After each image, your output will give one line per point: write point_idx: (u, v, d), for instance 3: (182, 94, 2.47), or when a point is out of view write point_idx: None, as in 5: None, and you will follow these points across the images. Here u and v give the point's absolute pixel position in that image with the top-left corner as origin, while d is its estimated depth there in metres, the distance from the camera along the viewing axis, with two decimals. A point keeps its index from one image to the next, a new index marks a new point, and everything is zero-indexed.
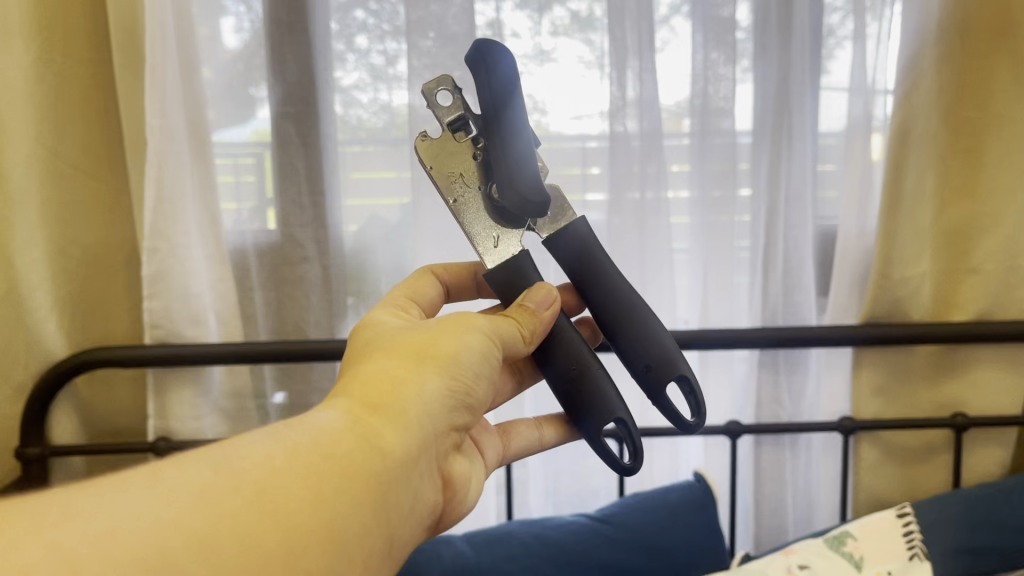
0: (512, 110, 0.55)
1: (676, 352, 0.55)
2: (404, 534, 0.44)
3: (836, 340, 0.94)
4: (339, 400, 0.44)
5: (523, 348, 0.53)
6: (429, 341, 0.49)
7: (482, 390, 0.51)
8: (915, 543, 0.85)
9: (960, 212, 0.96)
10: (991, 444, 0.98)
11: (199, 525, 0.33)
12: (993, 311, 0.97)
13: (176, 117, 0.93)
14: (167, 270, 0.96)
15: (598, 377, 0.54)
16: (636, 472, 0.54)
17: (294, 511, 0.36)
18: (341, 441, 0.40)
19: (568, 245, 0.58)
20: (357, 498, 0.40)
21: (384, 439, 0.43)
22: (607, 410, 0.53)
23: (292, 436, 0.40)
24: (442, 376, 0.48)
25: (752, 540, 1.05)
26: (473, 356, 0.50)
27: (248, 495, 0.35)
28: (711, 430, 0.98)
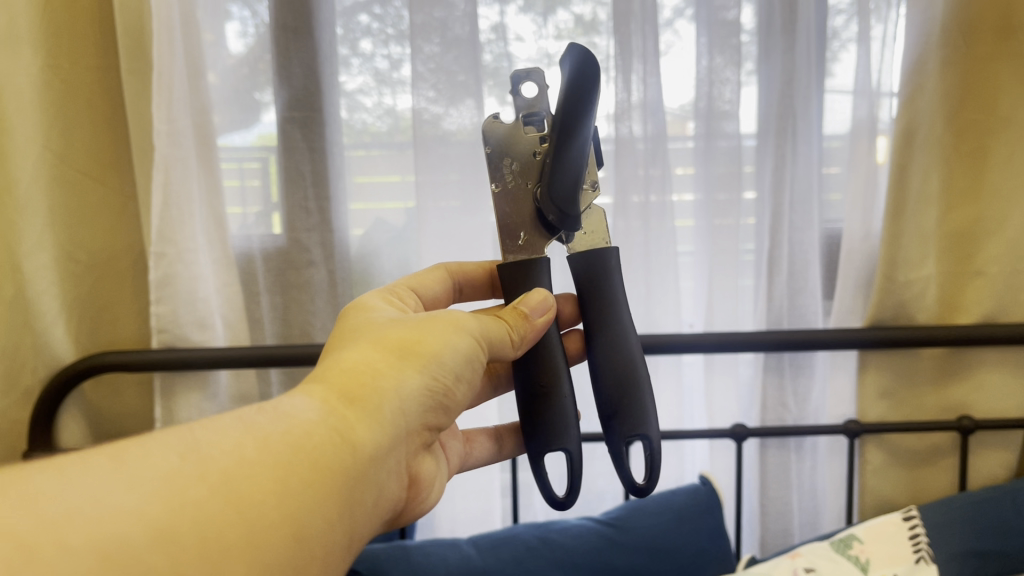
0: (584, 125, 0.55)
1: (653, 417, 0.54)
2: (365, 530, 0.44)
3: (841, 342, 0.93)
4: (315, 388, 0.44)
5: (510, 351, 0.53)
6: (415, 337, 0.50)
7: (461, 389, 0.52)
8: (921, 547, 0.85)
9: (965, 214, 0.96)
10: (997, 448, 0.98)
11: (161, 510, 0.32)
12: (999, 313, 0.97)
13: (182, 121, 0.93)
14: (174, 275, 0.95)
15: (562, 401, 0.54)
16: (565, 509, 0.53)
17: (260, 501, 0.36)
18: (313, 434, 0.41)
19: (580, 261, 0.58)
20: (325, 492, 0.39)
21: (355, 433, 0.43)
22: (556, 439, 0.53)
23: (265, 425, 0.40)
24: (423, 374, 0.49)
25: (757, 544, 1.05)
26: (456, 357, 0.51)
27: (214, 484, 0.35)
28: (716, 433, 0.99)
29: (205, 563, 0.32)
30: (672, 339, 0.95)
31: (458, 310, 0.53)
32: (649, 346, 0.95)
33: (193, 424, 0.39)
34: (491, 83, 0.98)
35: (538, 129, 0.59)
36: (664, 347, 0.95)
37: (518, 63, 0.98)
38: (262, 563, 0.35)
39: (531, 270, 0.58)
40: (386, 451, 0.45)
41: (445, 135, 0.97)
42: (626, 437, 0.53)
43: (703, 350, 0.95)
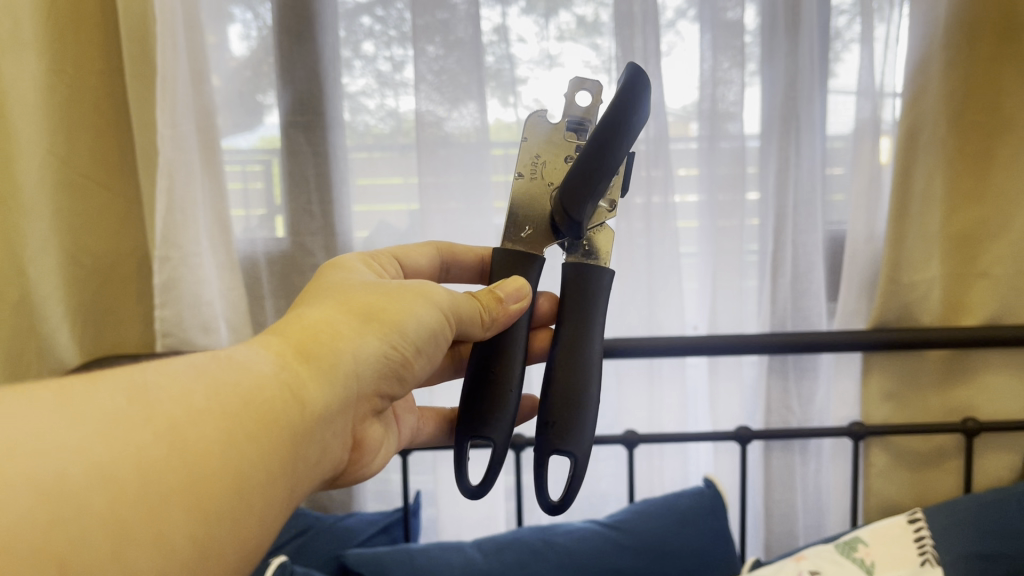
0: (617, 139, 0.53)
1: (589, 441, 0.49)
2: (303, 490, 0.43)
3: (845, 344, 0.93)
4: (271, 341, 0.44)
5: (479, 331, 0.52)
6: (382, 304, 0.49)
7: (421, 362, 0.51)
8: (926, 549, 0.85)
9: (969, 215, 0.96)
10: (1004, 450, 0.98)
11: (104, 450, 0.32)
12: (1004, 315, 0.96)
13: (186, 126, 0.93)
14: (179, 278, 0.95)
15: (506, 393, 0.51)
16: (473, 500, 0.50)
17: (205, 451, 0.35)
18: (264, 389, 0.40)
19: (573, 271, 0.56)
20: (270, 447, 0.39)
21: (306, 391, 0.42)
22: (484, 425, 0.50)
23: (217, 375, 0.39)
24: (384, 340, 0.48)
25: (762, 546, 1.05)
26: (421, 327, 0.50)
27: (160, 428, 0.34)
28: (721, 436, 0.98)
29: (144, 506, 0.32)
30: (677, 342, 0.95)
31: (434, 283, 0.53)
32: (653, 348, 0.95)
33: (145, 366, 0.38)
34: (494, 84, 0.98)
35: (578, 137, 0.58)
36: (668, 349, 0.95)
37: (520, 64, 0.98)
38: (200, 514, 0.34)
39: (522, 265, 0.57)
40: (334, 412, 0.45)
41: (448, 137, 0.97)
42: (548, 448, 0.49)
43: (708, 352, 0.95)
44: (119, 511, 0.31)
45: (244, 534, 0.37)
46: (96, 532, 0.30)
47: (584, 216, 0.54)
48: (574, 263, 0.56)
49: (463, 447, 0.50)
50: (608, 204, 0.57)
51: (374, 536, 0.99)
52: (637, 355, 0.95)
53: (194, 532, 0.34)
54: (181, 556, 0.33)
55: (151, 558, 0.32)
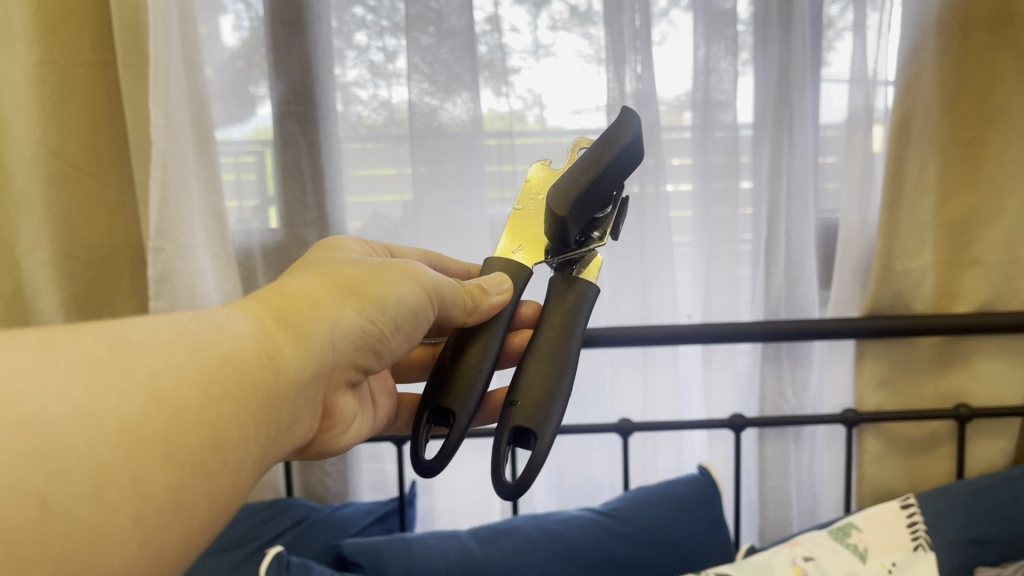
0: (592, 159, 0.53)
1: (552, 428, 0.46)
2: (278, 450, 0.44)
3: (838, 332, 0.94)
4: (251, 305, 0.44)
5: (461, 316, 0.52)
6: (364, 279, 0.49)
7: (398, 339, 0.51)
8: (919, 534, 0.85)
9: (962, 202, 0.96)
10: (995, 436, 0.98)
11: (84, 394, 0.32)
12: (995, 302, 0.97)
13: (180, 116, 0.92)
14: (173, 270, 0.94)
15: (471, 372, 0.50)
16: (425, 477, 0.47)
17: (184, 405, 0.35)
18: (242, 349, 0.40)
19: (561, 283, 0.55)
20: (246, 407, 0.39)
21: (282, 353, 0.43)
22: (442, 397, 0.49)
23: (198, 332, 0.39)
24: (362, 313, 0.48)
25: (756, 533, 1.06)
26: (400, 303, 0.50)
27: (140, 379, 0.34)
28: (715, 424, 0.98)
29: (122, 451, 0.32)
30: (671, 330, 0.95)
31: (419, 264, 0.53)
32: (648, 337, 0.95)
33: (129, 321, 0.39)
34: (487, 74, 0.98)
35: None
36: (663, 338, 0.95)
37: (513, 54, 0.98)
38: (177, 463, 0.35)
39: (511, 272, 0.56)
40: (311, 377, 0.45)
41: (442, 127, 0.97)
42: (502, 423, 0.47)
43: (702, 340, 0.95)
44: (97, 454, 0.31)
45: (221, 488, 0.38)
46: (73, 470, 0.31)
47: (564, 212, 0.51)
48: (562, 280, 0.55)
49: (420, 419, 0.48)
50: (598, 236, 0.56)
51: (369, 526, 1.00)
52: (631, 343, 0.95)
53: (170, 480, 0.34)
54: (156, 501, 0.34)
55: (126, 500, 0.32)
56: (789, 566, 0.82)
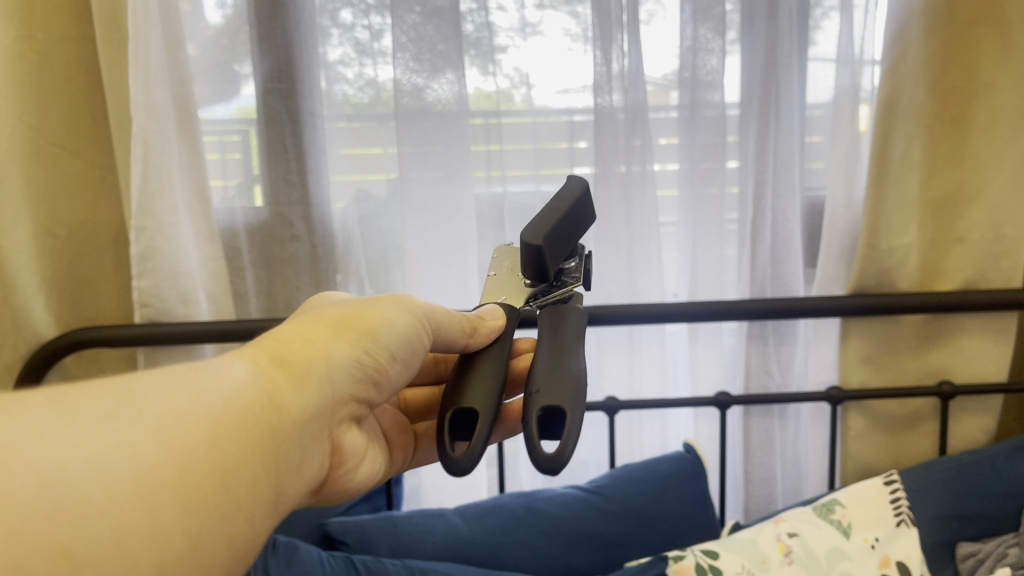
0: (558, 201, 0.54)
1: (576, 399, 0.44)
2: (290, 492, 0.44)
3: (823, 310, 0.94)
4: (248, 351, 0.45)
5: (461, 339, 0.50)
6: (355, 316, 0.49)
7: (399, 372, 0.50)
8: (902, 510, 0.85)
9: (947, 180, 0.96)
10: (977, 413, 0.99)
11: (97, 447, 0.33)
12: (978, 281, 0.97)
13: (160, 94, 0.91)
14: (156, 248, 0.94)
15: (480, 376, 0.47)
16: (454, 475, 0.42)
17: (191, 450, 0.36)
18: (244, 392, 0.41)
19: (550, 313, 0.52)
20: (253, 448, 0.40)
21: (283, 395, 0.43)
22: (459, 398, 0.46)
23: (198, 378, 0.40)
24: (358, 348, 0.48)
25: (741, 510, 1.06)
26: (396, 334, 0.49)
27: (147, 428, 0.35)
28: (701, 401, 0.99)
29: (137, 499, 0.33)
30: (656, 308, 0.95)
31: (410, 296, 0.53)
32: (633, 316, 0.95)
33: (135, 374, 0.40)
34: (473, 53, 0.97)
35: None
36: (649, 316, 0.95)
37: (499, 33, 0.97)
38: (191, 509, 0.35)
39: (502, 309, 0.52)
40: (314, 417, 0.45)
41: (427, 107, 0.96)
42: (528, 404, 0.44)
43: (688, 318, 0.95)
44: (114, 505, 0.32)
45: (235, 530, 0.38)
46: (93, 522, 0.31)
47: (541, 241, 0.50)
48: (551, 311, 0.53)
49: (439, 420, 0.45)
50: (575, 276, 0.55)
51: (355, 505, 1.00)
52: (617, 322, 0.95)
53: (185, 525, 0.35)
54: (174, 547, 0.34)
55: (147, 547, 0.33)
56: (773, 543, 0.83)
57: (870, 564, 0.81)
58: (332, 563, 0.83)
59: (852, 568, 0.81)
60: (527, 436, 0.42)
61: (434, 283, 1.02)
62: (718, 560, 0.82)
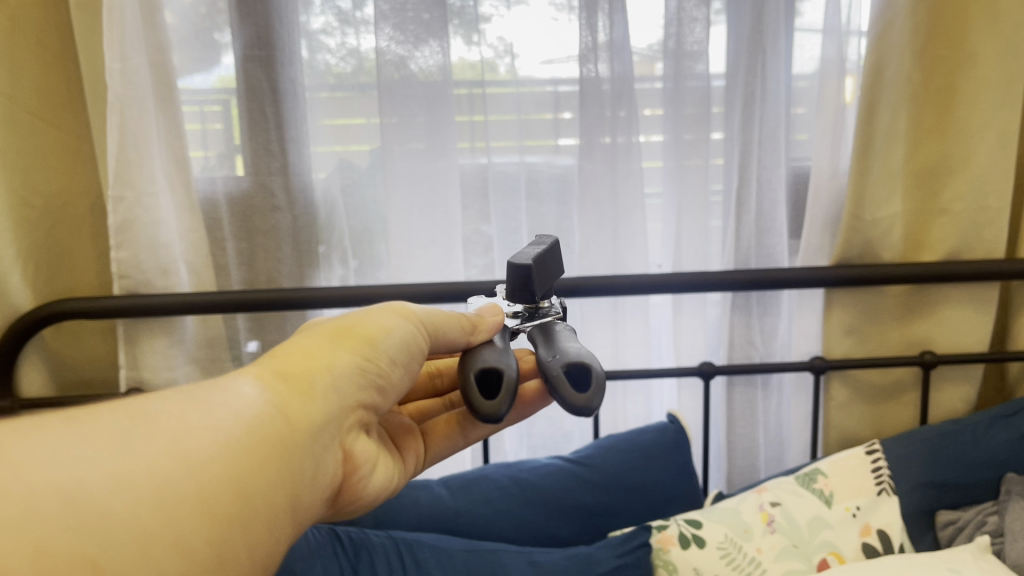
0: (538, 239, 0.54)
1: (589, 354, 0.45)
2: (307, 501, 0.44)
3: (806, 280, 0.94)
4: (255, 366, 0.45)
5: (462, 338, 0.51)
6: (353, 328, 0.49)
7: (399, 379, 0.51)
8: (882, 479, 0.86)
9: (931, 150, 0.96)
10: (958, 382, 1.00)
11: (118, 462, 0.33)
12: (961, 252, 0.97)
13: (137, 60, 0.89)
14: (135, 219, 0.93)
15: (487, 343, 0.48)
16: (496, 416, 0.42)
17: (209, 460, 0.36)
18: (254, 405, 0.41)
19: (537, 330, 0.49)
20: (268, 456, 0.40)
21: (293, 404, 0.43)
22: (477, 356, 0.45)
23: (206, 395, 0.40)
24: (359, 357, 0.48)
25: (724, 479, 1.07)
26: (394, 342, 0.50)
27: (165, 442, 0.35)
28: (684, 372, 0.99)
29: (162, 510, 0.33)
30: (640, 279, 0.94)
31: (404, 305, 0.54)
32: (617, 286, 0.95)
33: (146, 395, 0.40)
34: (457, 22, 0.96)
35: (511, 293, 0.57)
36: (633, 287, 0.95)
37: (483, 2, 0.95)
38: (211, 518, 0.35)
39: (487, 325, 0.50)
40: (325, 427, 0.45)
41: (410, 77, 0.95)
42: (548, 356, 0.45)
43: (672, 289, 0.95)
44: (139, 514, 0.32)
45: (254, 540, 0.38)
46: (121, 532, 0.31)
47: (529, 262, 0.49)
48: (539, 328, 0.50)
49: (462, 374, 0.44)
50: (555, 307, 0.53)
51: None
52: (601, 293, 0.95)
53: (207, 532, 0.35)
54: (198, 557, 0.34)
55: (173, 557, 0.33)
56: (756, 513, 0.83)
57: (852, 533, 0.82)
58: (317, 535, 0.81)
59: (832, 536, 0.81)
60: (556, 389, 0.43)
61: (417, 254, 1.01)
62: (701, 530, 0.82)
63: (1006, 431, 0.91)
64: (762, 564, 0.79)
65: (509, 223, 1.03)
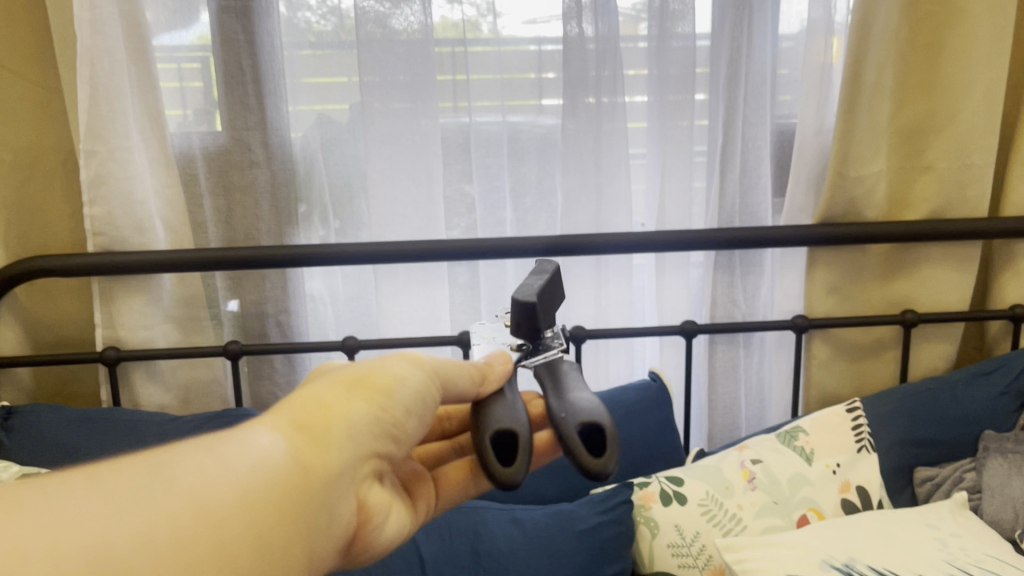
0: (540, 271, 0.55)
1: (601, 408, 0.44)
2: (320, 562, 0.38)
3: (790, 238, 0.94)
4: (273, 413, 0.39)
5: (471, 388, 0.47)
6: (367, 375, 0.44)
7: (411, 431, 0.46)
8: (863, 436, 0.86)
9: (916, 108, 0.95)
10: (938, 340, 1.00)
11: (129, 527, 0.28)
12: (944, 210, 0.97)
13: (108, 11, 0.87)
14: (108, 174, 0.91)
15: (500, 399, 0.47)
16: (514, 485, 0.41)
17: (235, 525, 0.31)
18: (274, 455, 0.35)
19: (544, 367, 0.50)
20: (294, 521, 0.34)
21: (311, 456, 0.37)
22: (488, 418, 0.45)
23: (224, 441, 0.34)
24: (374, 407, 0.43)
25: (705, 437, 1.08)
26: (407, 393, 0.45)
27: (186, 505, 0.30)
28: (666, 331, 0.99)
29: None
30: (624, 238, 0.94)
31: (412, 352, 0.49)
32: (600, 245, 0.94)
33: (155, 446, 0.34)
34: None
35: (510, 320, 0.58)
36: (616, 246, 0.94)
37: None
38: None
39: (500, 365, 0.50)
40: (339, 481, 0.39)
41: (392, 35, 0.92)
42: (561, 415, 0.44)
43: (655, 247, 0.94)
44: None
45: None
46: None
47: (534, 297, 0.51)
48: (545, 366, 0.50)
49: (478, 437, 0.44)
50: (559, 337, 0.54)
51: None
52: (584, 251, 0.94)
53: None
54: None
55: None
56: (737, 470, 0.84)
57: (831, 490, 0.82)
58: None
59: (812, 493, 0.82)
60: (573, 454, 0.42)
61: (397, 217, 0.98)
62: (683, 487, 0.83)
63: (986, 386, 0.92)
64: (743, 521, 0.80)
65: (491, 181, 1.02)
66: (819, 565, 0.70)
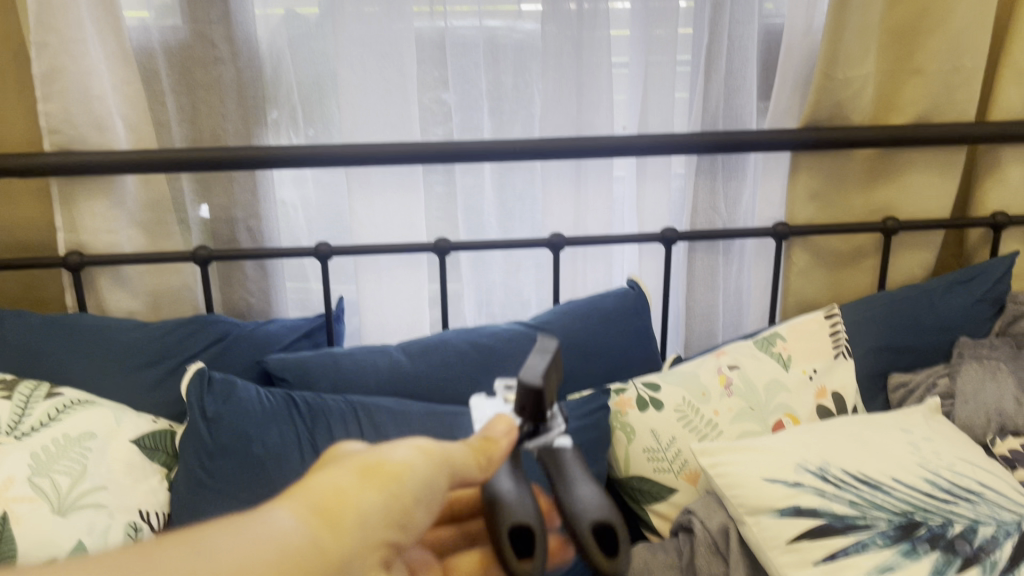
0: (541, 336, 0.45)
1: (614, 505, 0.38)
2: None
3: (774, 143, 0.92)
4: (282, 504, 0.34)
5: (478, 474, 0.40)
6: (382, 459, 0.38)
7: (426, 523, 0.39)
8: (840, 342, 0.86)
9: (908, 8, 0.92)
10: (917, 247, 1.00)
11: None
12: (930, 115, 0.95)
13: None
14: (62, 68, 0.85)
15: (510, 485, 0.40)
16: None
17: None
18: (281, 553, 0.31)
19: (547, 450, 0.43)
20: None
21: (323, 553, 0.33)
22: (500, 513, 0.38)
23: (217, 538, 0.30)
24: (394, 495, 0.37)
25: (682, 344, 1.07)
26: (423, 483, 0.38)
27: None
28: (646, 238, 0.97)
29: None
30: (605, 142, 0.91)
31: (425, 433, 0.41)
32: (580, 150, 0.91)
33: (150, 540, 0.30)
34: None
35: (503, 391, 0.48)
36: (597, 150, 0.91)
37: None
38: None
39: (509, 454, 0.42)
40: None
41: None
42: (578, 515, 0.38)
43: (637, 152, 0.91)
44: None
45: None
46: None
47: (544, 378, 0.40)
48: (546, 452, 0.43)
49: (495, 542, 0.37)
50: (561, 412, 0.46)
51: (296, 342, 0.96)
52: (564, 155, 0.92)
53: None
54: None
55: None
56: (714, 376, 0.84)
57: (807, 395, 0.83)
58: (272, 400, 0.82)
59: (788, 398, 0.82)
60: (589, 559, 0.36)
61: (369, 121, 0.95)
62: (659, 394, 0.83)
63: (963, 294, 0.92)
64: (719, 427, 0.80)
65: (468, 86, 0.98)
66: (793, 469, 0.71)
